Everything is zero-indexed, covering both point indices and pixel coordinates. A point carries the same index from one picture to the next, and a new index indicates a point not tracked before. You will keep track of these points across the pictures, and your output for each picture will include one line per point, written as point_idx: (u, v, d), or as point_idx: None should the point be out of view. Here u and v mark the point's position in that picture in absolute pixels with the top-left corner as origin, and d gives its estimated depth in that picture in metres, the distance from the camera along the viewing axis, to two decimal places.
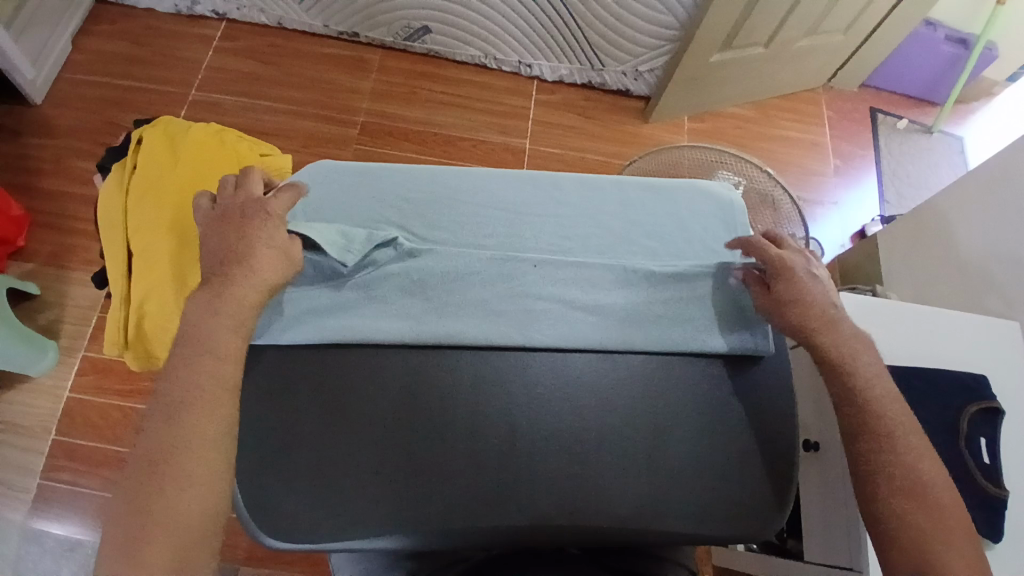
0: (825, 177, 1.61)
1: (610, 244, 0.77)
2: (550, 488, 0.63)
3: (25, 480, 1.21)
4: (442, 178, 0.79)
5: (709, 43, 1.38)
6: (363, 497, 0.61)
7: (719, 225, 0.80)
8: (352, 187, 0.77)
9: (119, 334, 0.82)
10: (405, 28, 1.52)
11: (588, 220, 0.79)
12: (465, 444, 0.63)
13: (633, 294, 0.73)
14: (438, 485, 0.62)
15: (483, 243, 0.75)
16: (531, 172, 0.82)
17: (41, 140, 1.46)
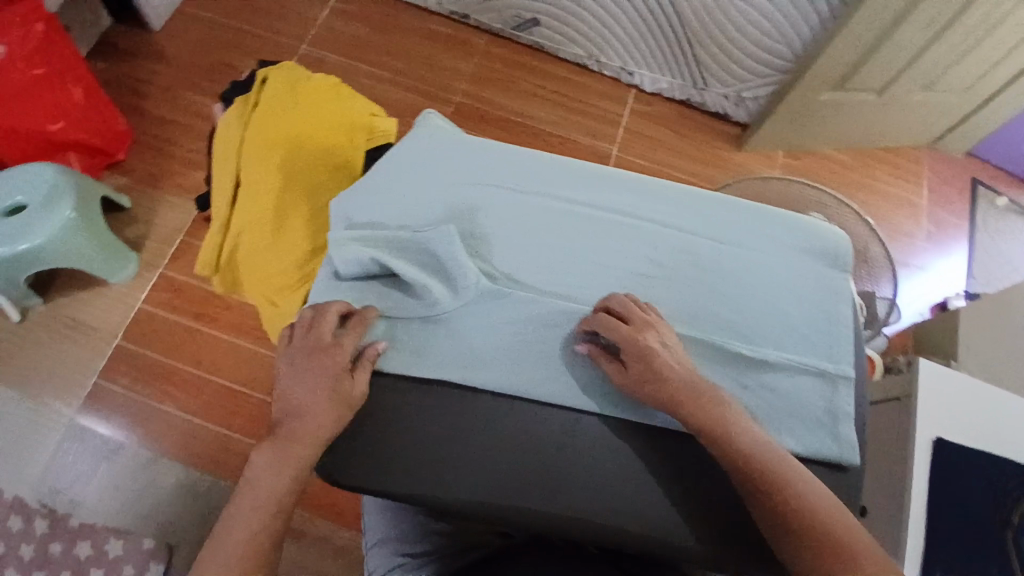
0: (912, 240, 1.55)
1: (712, 275, 0.73)
2: (602, 485, 0.63)
3: (85, 379, 1.28)
4: (553, 170, 0.77)
5: (820, 80, 1.34)
6: (425, 455, 0.63)
7: (824, 292, 0.76)
8: (462, 160, 0.77)
9: (213, 256, 0.86)
10: (515, 17, 1.53)
11: (694, 246, 0.75)
12: (528, 426, 0.66)
13: (722, 372, 0.70)
14: (492, 459, 0.63)
15: (581, 247, 0.73)
16: (647, 178, 0.78)
17: (156, 67, 1.53)
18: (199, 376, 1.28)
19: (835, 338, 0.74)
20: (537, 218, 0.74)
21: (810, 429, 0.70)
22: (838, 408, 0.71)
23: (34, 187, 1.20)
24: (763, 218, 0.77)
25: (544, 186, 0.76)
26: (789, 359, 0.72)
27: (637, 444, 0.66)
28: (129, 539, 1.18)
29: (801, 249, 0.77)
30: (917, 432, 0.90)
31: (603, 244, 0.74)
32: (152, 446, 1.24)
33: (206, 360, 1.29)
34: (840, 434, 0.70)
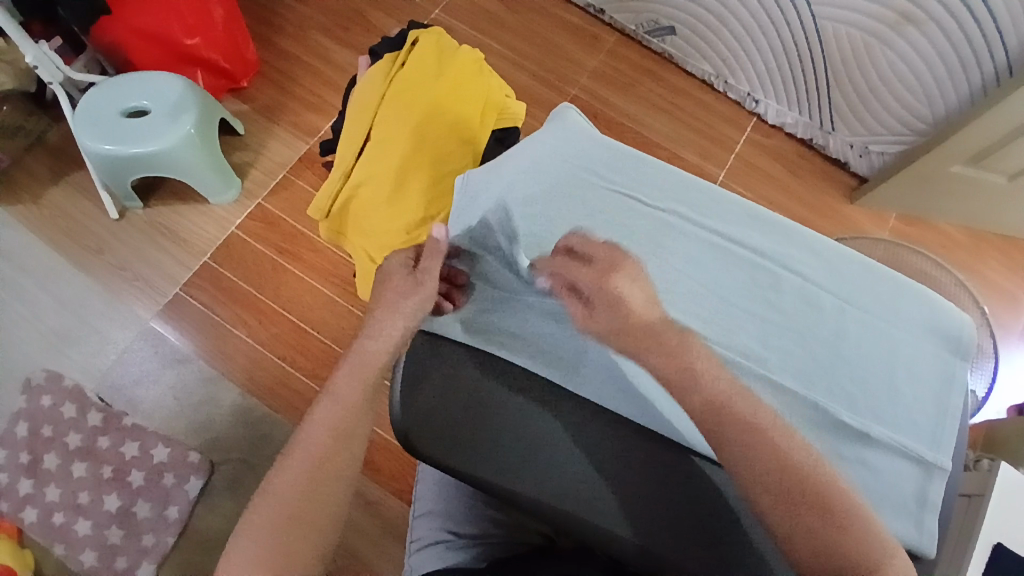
0: (1010, 335, 1.45)
1: (825, 328, 0.71)
2: (669, 520, 0.60)
3: (168, 287, 1.33)
4: (682, 190, 0.78)
5: (956, 151, 1.27)
6: (503, 436, 0.62)
7: (942, 376, 0.71)
8: (596, 158, 0.79)
9: (328, 203, 0.88)
10: (651, 22, 1.50)
11: (812, 296, 0.72)
12: (609, 440, 0.64)
13: (812, 431, 0.68)
14: (563, 460, 0.61)
15: (698, 272, 0.73)
16: (776, 216, 0.77)
17: (294, 3, 1.57)
18: (274, 308, 1.32)
19: (945, 424, 0.69)
20: (657, 234, 0.74)
21: (894, 512, 0.66)
22: (926, 496, 0.66)
23: (161, 95, 1.25)
24: (889, 281, 0.74)
25: (671, 204, 0.77)
26: (887, 434, 0.68)
27: (714, 481, 0.63)
28: (176, 448, 1.24)
29: (926, 321, 0.73)
30: (983, 529, 0.86)
31: (720, 275, 0.73)
32: (215, 364, 1.29)
33: (284, 294, 1.33)
34: (925, 526, 0.65)
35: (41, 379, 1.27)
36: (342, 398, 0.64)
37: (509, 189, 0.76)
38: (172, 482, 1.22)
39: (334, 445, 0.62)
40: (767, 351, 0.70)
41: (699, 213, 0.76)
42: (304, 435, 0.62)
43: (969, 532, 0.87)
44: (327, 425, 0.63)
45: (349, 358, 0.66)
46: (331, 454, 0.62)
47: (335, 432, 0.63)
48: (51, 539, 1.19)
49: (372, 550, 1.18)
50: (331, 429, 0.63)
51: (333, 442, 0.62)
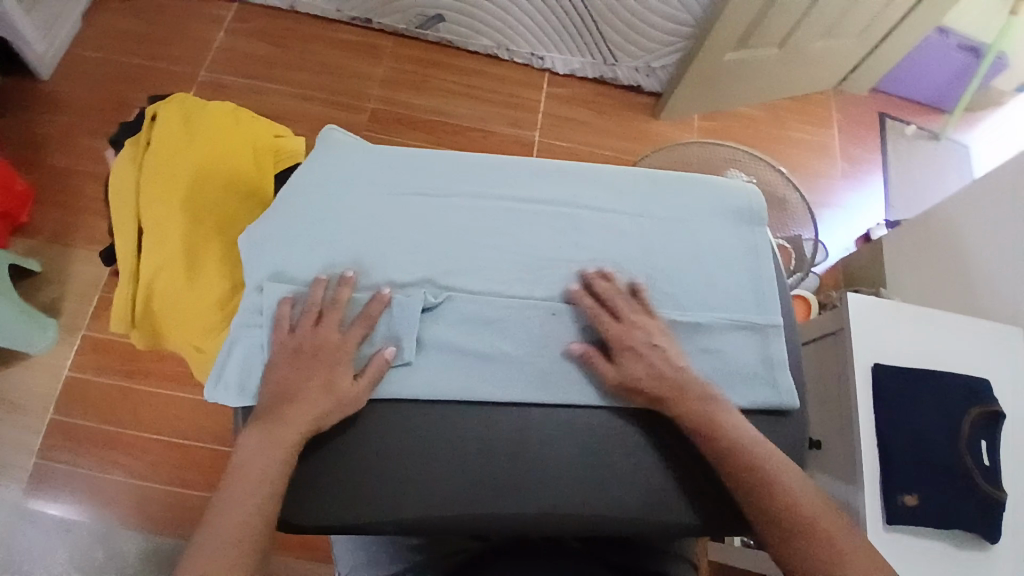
0: (833, 180, 1.59)
1: (636, 244, 0.75)
2: (553, 479, 0.63)
3: (21, 459, 1.19)
4: (469, 164, 0.76)
5: (724, 43, 1.37)
6: (376, 478, 0.62)
7: (746, 248, 0.77)
8: (376, 161, 0.75)
9: (127, 309, 0.81)
10: (419, 15, 1.51)
11: (616, 221, 0.75)
12: (478, 434, 0.64)
13: (659, 344, 0.70)
14: (440, 472, 0.62)
15: (510, 238, 0.73)
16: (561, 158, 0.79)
17: (48, 116, 1.44)
18: (145, 436, 1.22)
19: (761, 288, 0.75)
20: (454, 218, 0.73)
21: (749, 383, 0.71)
22: (771, 355, 0.72)
23: None
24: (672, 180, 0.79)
25: (457, 181, 0.75)
26: (719, 318, 0.73)
27: (588, 426, 0.66)
28: None
29: (715, 203, 0.78)
30: (856, 358, 0.94)
31: (529, 234, 0.73)
32: (105, 516, 1.17)
33: (150, 417, 1.23)
34: (779, 384, 0.71)
35: None
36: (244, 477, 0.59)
37: (299, 228, 0.71)
38: None
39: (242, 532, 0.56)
40: (590, 285, 0.72)
41: (489, 181, 0.76)
42: (214, 520, 0.57)
43: (846, 366, 0.95)
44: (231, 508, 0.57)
45: (244, 437, 0.61)
46: (238, 542, 0.56)
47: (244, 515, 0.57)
48: None
49: None
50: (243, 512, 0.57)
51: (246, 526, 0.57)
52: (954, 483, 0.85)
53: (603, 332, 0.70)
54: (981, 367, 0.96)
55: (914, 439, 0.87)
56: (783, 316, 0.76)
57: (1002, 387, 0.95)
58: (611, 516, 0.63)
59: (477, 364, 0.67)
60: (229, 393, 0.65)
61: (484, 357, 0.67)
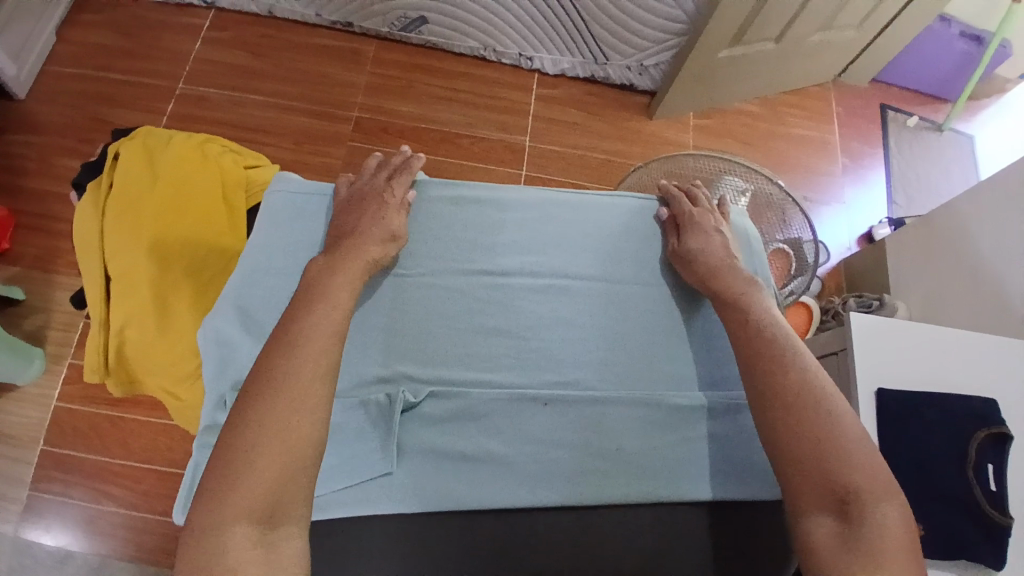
0: (833, 177, 1.53)
1: (629, 311, 0.69)
2: (549, 546, 0.57)
3: (15, 491, 1.18)
4: (443, 225, 0.71)
5: (717, 41, 1.31)
6: (357, 560, 0.55)
7: None
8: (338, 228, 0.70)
9: (99, 359, 0.78)
10: (401, 18, 1.46)
11: (605, 291, 0.70)
12: (462, 511, 0.57)
13: (661, 429, 0.63)
14: (420, 550, 0.56)
15: (488, 314, 0.67)
16: (543, 207, 0.74)
17: (25, 137, 1.41)
18: (134, 465, 1.20)
19: None
20: (428, 295, 0.67)
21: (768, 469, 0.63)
22: None
23: None
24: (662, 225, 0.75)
25: (433, 248, 0.70)
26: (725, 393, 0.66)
27: (581, 490, 0.59)
28: None
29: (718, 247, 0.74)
30: (860, 380, 0.90)
31: (511, 307, 0.67)
32: (99, 548, 1.16)
33: (138, 446, 1.21)
34: None
35: None
36: (272, 427, 0.51)
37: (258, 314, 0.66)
38: None
39: (278, 484, 0.50)
40: (586, 362, 0.65)
41: (464, 244, 0.70)
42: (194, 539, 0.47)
43: (850, 389, 0.92)
44: (260, 455, 0.50)
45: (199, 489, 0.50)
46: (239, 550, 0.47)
47: (288, 461, 0.51)
48: None
49: None
50: (283, 455, 0.51)
51: (283, 464, 0.51)
52: (958, 510, 0.82)
53: (598, 417, 0.63)
54: (988, 387, 0.93)
55: (919, 468, 0.84)
56: None
57: (1010, 407, 0.92)
58: None
59: (459, 467, 0.59)
60: None
61: (472, 460, 0.60)
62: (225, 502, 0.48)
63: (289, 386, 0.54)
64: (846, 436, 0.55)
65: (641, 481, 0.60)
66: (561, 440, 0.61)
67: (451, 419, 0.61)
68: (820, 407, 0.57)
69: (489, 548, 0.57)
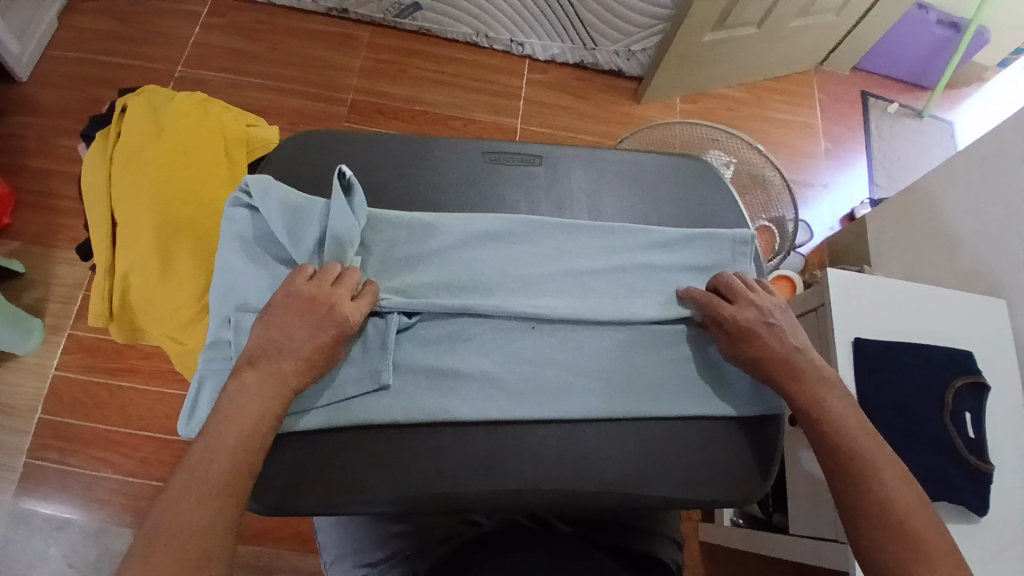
0: (817, 160, 1.59)
1: (612, 248, 0.74)
2: (534, 458, 0.63)
3: (12, 459, 1.19)
4: (437, 172, 0.77)
5: (701, 24, 1.37)
6: (358, 471, 0.61)
7: (730, 251, 0.75)
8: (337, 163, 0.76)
9: (104, 304, 0.81)
10: (396, 4, 1.50)
11: (591, 231, 0.75)
12: (452, 427, 0.63)
13: (639, 352, 0.68)
14: (416, 463, 0.62)
15: (482, 253, 0.72)
16: (532, 154, 0.79)
17: (25, 118, 1.44)
18: (132, 433, 1.21)
19: None
20: (424, 233, 0.72)
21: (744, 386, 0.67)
22: None
23: None
24: (639, 175, 0.80)
25: (430, 191, 0.76)
26: (700, 318, 0.71)
27: (566, 408, 0.64)
28: None
29: (698, 191, 0.80)
30: (837, 333, 0.94)
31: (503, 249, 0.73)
32: (96, 514, 1.17)
33: (137, 415, 1.23)
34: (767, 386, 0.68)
35: None
36: (246, 417, 0.56)
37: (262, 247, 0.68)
38: None
39: (216, 517, 0.51)
40: (571, 292, 0.71)
41: (459, 189, 0.76)
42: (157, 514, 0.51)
43: (827, 340, 0.96)
44: (203, 485, 0.52)
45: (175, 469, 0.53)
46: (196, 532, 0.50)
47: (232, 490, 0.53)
48: None
49: None
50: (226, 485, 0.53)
51: (225, 483, 0.53)
52: (942, 454, 0.85)
53: (577, 341, 0.68)
54: (966, 341, 0.97)
55: (899, 410, 0.88)
56: None
57: (986, 360, 0.96)
58: (593, 493, 0.62)
59: (449, 385, 0.65)
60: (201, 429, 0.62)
61: (462, 378, 0.65)
62: (201, 486, 0.52)
63: (254, 386, 0.58)
64: (922, 536, 0.56)
65: (618, 398, 0.65)
66: (546, 361, 0.67)
67: (444, 345, 0.67)
68: (902, 524, 0.57)
69: (478, 459, 0.62)
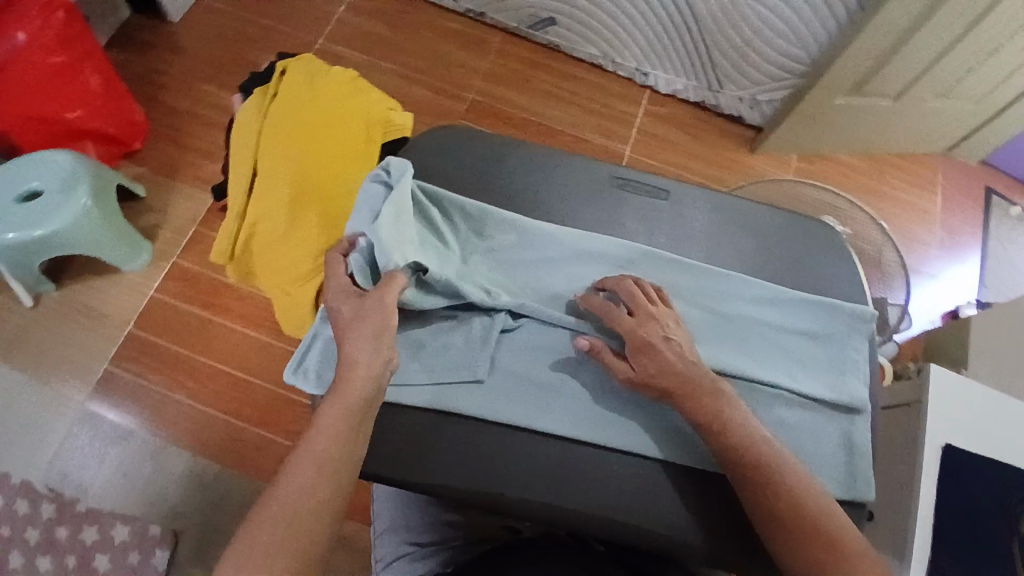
0: (925, 247, 1.52)
1: (726, 295, 0.74)
2: (616, 486, 0.65)
3: (94, 364, 1.28)
4: (566, 186, 0.78)
5: (835, 86, 1.34)
6: (449, 456, 0.65)
7: (841, 326, 0.74)
8: (479, 160, 0.79)
9: (227, 246, 0.86)
10: (531, 16, 1.54)
11: (707, 276, 0.74)
12: (543, 438, 0.66)
13: None
14: (504, 462, 0.65)
15: (594, 274, 0.73)
16: (662, 188, 0.80)
17: (173, 58, 1.55)
18: (210, 366, 1.28)
19: (847, 368, 0.73)
20: (541, 244, 0.74)
21: (835, 466, 0.69)
22: (855, 443, 0.70)
23: (48, 174, 1.21)
24: (763, 230, 0.79)
25: (557, 204, 0.78)
26: (802, 389, 0.71)
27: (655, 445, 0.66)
28: (135, 525, 1.19)
29: (822, 259, 0.78)
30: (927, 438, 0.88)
31: (617, 273, 0.73)
32: (159, 433, 1.24)
33: (218, 349, 1.30)
34: (858, 472, 0.68)
35: None
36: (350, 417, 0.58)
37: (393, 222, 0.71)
38: (139, 560, 1.17)
39: (323, 517, 0.54)
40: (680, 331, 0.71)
41: (584, 207, 0.78)
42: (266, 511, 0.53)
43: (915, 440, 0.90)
44: (312, 485, 0.54)
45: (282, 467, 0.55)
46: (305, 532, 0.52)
47: (326, 483, 0.55)
48: None
49: None
50: (321, 478, 0.55)
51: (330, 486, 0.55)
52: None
53: None
54: None
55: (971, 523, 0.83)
56: (871, 397, 0.74)
57: None
58: (663, 535, 0.63)
59: (545, 395, 0.67)
60: (307, 381, 0.68)
61: (558, 392, 0.68)
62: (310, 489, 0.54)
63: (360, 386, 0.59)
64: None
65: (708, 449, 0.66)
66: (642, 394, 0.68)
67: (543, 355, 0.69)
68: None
69: (562, 473, 0.65)
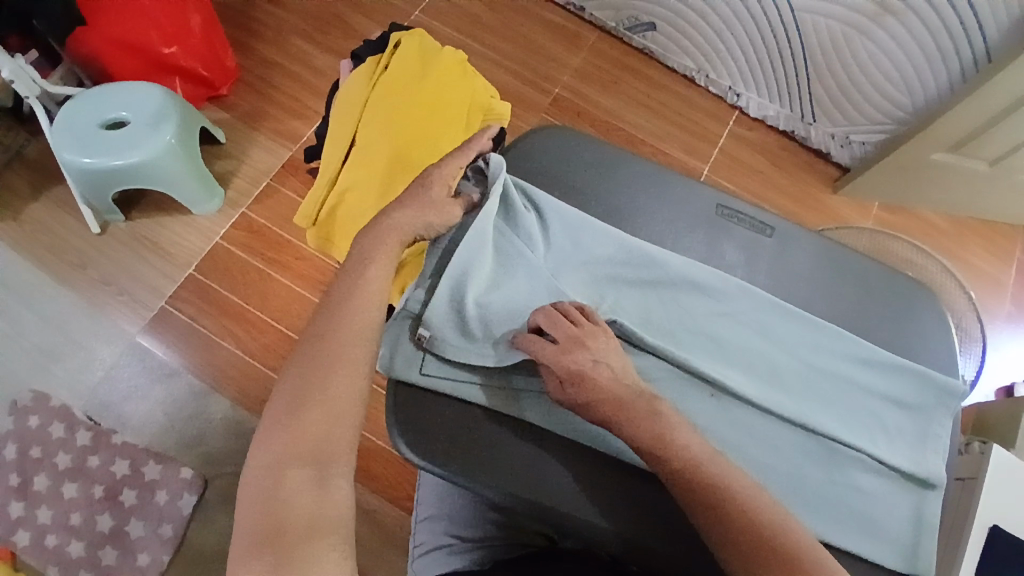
0: (993, 319, 1.46)
1: (813, 343, 0.71)
2: (656, 518, 0.66)
3: (152, 300, 1.30)
4: (666, 206, 0.77)
5: (936, 141, 1.28)
6: (496, 457, 0.66)
7: (933, 397, 0.71)
8: (581, 165, 0.78)
9: (313, 209, 0.86)
10: (632, 19, 1.50)
11: (797, 320, 0.72)
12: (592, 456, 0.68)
13: (805, 461, 0.67)
14: (550, 474, 0.66)
15: (681, 299, 0.72)
16: (765, 223, 0.77)
17: (271, 9, 1.55)
18: (263, 319, 1.30)
19: (928, 441, 0.70)
20: (633, 258, 0.72)
21: (895, 538, 0.66)
22: (922, 517, 0.67)
23: (139, 106, 1.22)
24: (866, 283, 0.76)
25: (652, 223, 0.77)
26: (878, 455, 0.68)
27: None
28: (167, 464, 1.21)
29: (921, 324, 0.75)
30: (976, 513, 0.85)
31: (701, 301, 0.72)
32: (204, 377, 1.26)
33: (272, 304, 1.31)
34: (919, 550, 0.66)
35: (27, 399, 1.23)
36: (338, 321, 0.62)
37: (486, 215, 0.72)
38: (165, 499, 1.20)
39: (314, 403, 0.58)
40: (758, 374, 0.70)
41: (681, 232, 0.77)
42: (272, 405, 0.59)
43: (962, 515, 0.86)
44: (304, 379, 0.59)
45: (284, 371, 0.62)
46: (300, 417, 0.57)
47: (323, 363, 0.60)
48: (45, 560, 1.15)
49: (372, 558, 1.16)
50: (319, 357, 0.60)
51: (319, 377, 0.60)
52: None
53: (748, 421, 0.67)
54: None
55: None
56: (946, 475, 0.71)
57: None
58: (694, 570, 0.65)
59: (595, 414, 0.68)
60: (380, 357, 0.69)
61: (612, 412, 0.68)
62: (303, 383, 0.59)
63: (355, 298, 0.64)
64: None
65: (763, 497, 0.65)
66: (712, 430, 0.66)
67: None
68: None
69: (604, 494, 0.66)
